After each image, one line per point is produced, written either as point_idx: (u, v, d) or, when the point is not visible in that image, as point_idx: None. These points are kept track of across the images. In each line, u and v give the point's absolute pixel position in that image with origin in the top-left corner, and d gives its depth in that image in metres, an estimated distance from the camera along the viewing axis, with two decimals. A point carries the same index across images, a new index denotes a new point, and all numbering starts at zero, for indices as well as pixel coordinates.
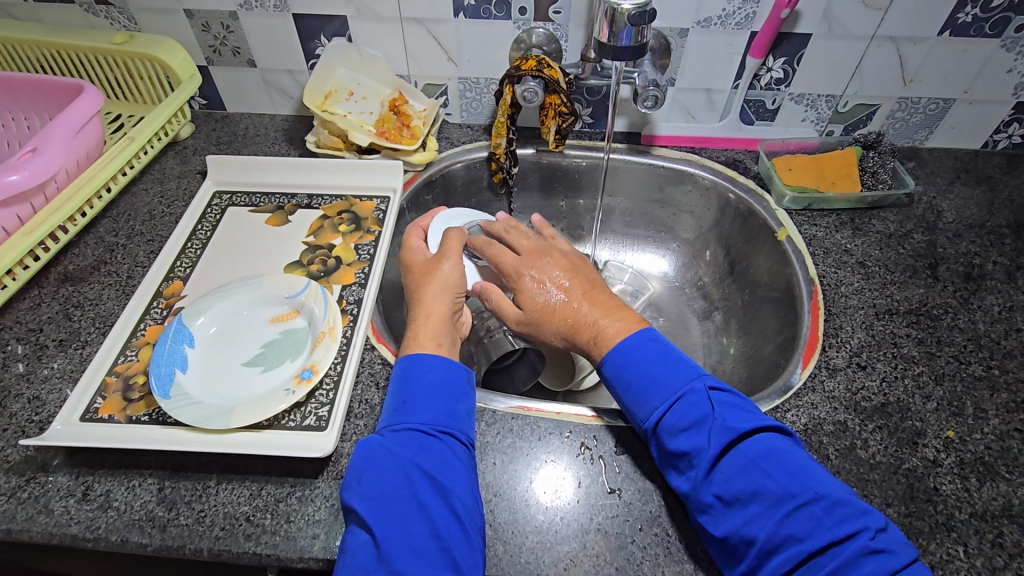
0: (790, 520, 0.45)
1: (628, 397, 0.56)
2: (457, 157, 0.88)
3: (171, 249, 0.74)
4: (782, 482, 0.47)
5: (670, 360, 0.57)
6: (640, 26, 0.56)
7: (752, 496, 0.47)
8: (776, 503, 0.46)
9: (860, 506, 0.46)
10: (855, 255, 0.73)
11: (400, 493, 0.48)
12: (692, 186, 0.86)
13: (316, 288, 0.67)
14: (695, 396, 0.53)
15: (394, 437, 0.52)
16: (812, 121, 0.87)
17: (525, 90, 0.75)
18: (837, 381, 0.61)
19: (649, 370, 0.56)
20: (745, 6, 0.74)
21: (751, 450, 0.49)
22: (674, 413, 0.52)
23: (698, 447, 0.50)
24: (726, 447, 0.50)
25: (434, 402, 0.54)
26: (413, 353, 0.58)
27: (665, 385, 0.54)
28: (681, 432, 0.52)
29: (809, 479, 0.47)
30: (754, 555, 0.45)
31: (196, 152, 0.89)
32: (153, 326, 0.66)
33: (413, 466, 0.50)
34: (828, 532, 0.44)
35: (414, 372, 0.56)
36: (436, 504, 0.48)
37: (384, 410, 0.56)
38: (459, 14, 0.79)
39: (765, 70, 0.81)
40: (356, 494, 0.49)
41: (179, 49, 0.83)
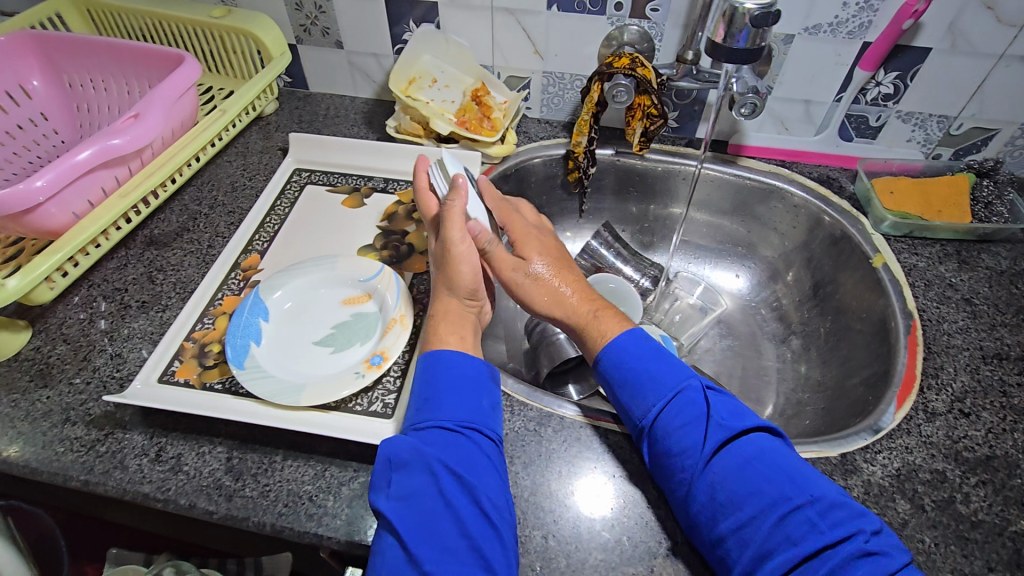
0: (784, 526, 0.44)
1: (622, 391, 0.54)
2: (536, 152, 0.87)
3: (250, 223, 0.75)
4: (778, 485, 0.45)
5: (666, 358, 0.55)
6: (759, 28, 0.52)
7: (747, 499, 0.45)
8: (771, 507, 0.45)
9: (858, 516, 0.44)
10: (960, 291, 0.67)
11: (429, 494, 0.46)
12: (779, 202, 0.82)
13: (389, 275, 0.67)
14: (689, 396, 0.52)
15: (416, 436, 0.50)
16: (919, 142, 0.81)
17: (616, 89, 0.73)
18: (935, 427, 0.56)
19: (644, 366, 0.54)
20: (860, 14, 0.69)
21: (747, 450, 0.48)
22: (668, 411, 0.51)
23: (688, 446, 0.49)
24: (721, 445, 0.48)
25: (458, 399, 0.52)
26: (434, 349, 0.55)
27: (661, 381, 0.53)
28: (677, 430, 0.50)
29: (801, 482, 0.46)
30: (745, 559, 0.44)
31: (279, 129, 0.91)
32: (230, 297, 0.67)
33: (440, 465, 0.47)
34: (822, 539, 0.43)
35: (437, 365, 0.54)
36: (466, 507, 0.46)
37: (406, 408, 0.53)
38: (552, 6, 0.78)
39: (873, 84, 0.76)
40: (380, 491, 0.47)
41: (274, 25, 0.84)
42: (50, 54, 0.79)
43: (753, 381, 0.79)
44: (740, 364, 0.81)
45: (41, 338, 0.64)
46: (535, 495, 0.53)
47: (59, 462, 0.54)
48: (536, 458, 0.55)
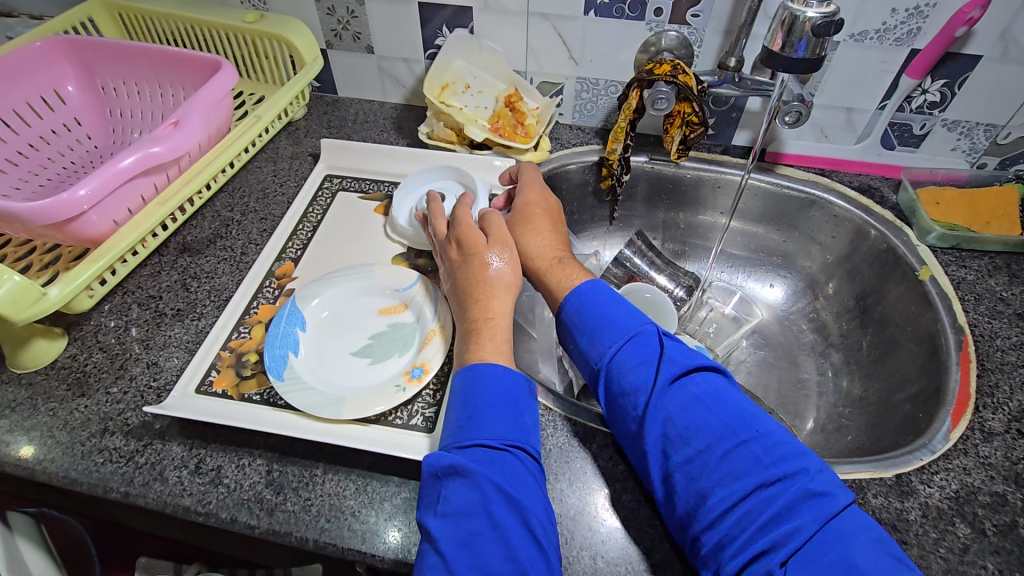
0: (725, 460, 0.45)
1: (580, 337, 0.55)
2: (570, 159, 0.85)
3: (284, 230, 0.75)
4: (722, 419, 0.47)
5: (622, 305, 0.56)
6: (822, 37, 0.50)
7: (695, 434, 0.46)
8: (717, 441, 0.46)
9: (802, 455, 0.45)
10: (1012, 305, 0.66)
11: (476, 512, 0.45)
12: (818, 212, 0.80)
13: (426, 285, 0.66)
14: (642, 340, 0.53)
15: (460, 452, 0.48)
16: (963, 151, 0.79)
17: (656, 95, 0.71)
18: (993, 447, 0.54)
19: (603, 312, 0.55)
20: (909, 20, 0.68)
21: (698, 388, 0.49)
22: (624, 352, 0.52)
23: (638, 385, 0.50)
24: (668, 383, 0.50)
25: (502, 415, 0.51)
26: (472, 363, 0.54)
27: (617, 326, 0.54)
28: (631, 369, 0.51)
29: (745, 422, 0.47)
30: (691, 495, 0.45)
31: (308, 135, 0.90)
32: (266, 305, 0.66)
33: (487, 483, 0.46)
34: (761, 473, 0.44)
35: (479, 378, 0.52)
36: (513, 526, 0.45)
37: (447, 423, 0.52)
38: (590, 11, 0.76)
39: (919, 91, 0.74)
40: (427, 509, 0.47)
41: (306, 30, 0.84)
42: (85, 58, 0.79)
43: (791, 394, 0.78)
44: (777, 377, 0.80)
45: (77, 345, 0.63)
46: (581, 514, 0.51)
47: (98, 473, 0.53)
48: (580, 475, 0.54)
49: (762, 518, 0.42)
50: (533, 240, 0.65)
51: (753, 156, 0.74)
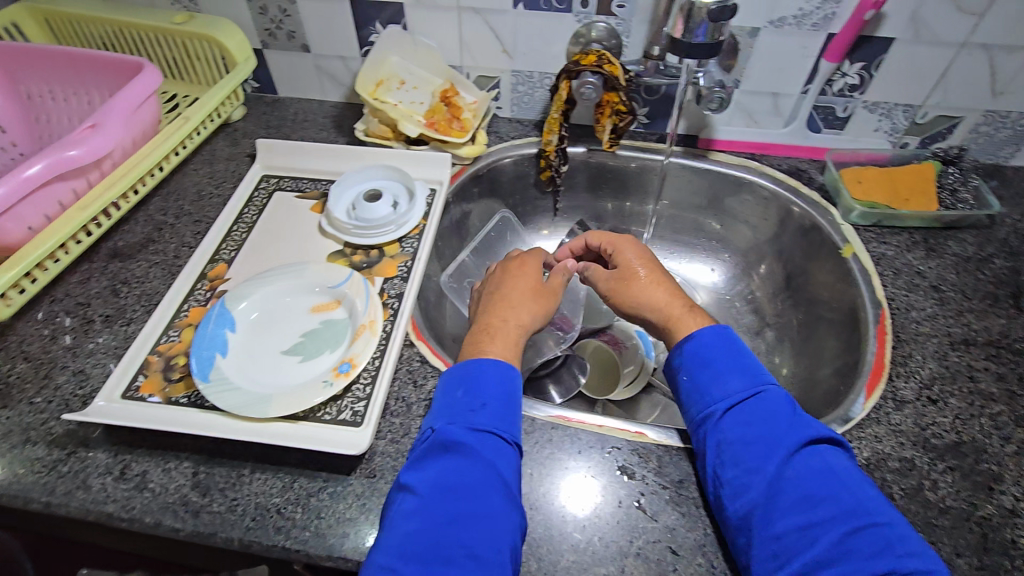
0: (807, 505, 0.45)
1: (703, 378, 0.55)
2: (506, 153, 0.86)
3: (217, 232, 0.74)
4: (857, 495, 0.45)
5: (749, 358, 0.56)
6: (717, 22, 0.52)
7: (819, 501, 0.45)
8: (846, 516, 0.44)
9: (883, 509, 0.45)
10: (927, 278, 0.68)
11: (479, 492, 0.47)
12: (749, 195, 0.82)
13: (358, 280, 0.66)
14: (773, 395, 0.52)
15: (473, 433, 0.50)
16: (886, 132, 0.81)
17: (583, 86, 0.72)
18: (904, 415, 0.57)
19: (721, 359, 0.55)
20: (824, 6, 0.69)
21: (828, 458, 0.48)
22: (751, 403, 0.52)
23: (737, 431, 0.51)
24: (808, 441, 0.49)
25: (510, 412, 0.52)
26: (474, 357, 0.55)
27: (753, 375, 0.54)
28: (757, 421, 0.51)
29: (850, 479, 0.47)
30: (801, 561, 0.43)
31: (246, 136, 0.90)
32: (197, 308, 0.66)
33: (492, 470, 0.48)
34: (847, 522, 0.44)
35: (496, 371, 0.54)
36: (505, 511, 0.46)
37: (452, 398, 0.53)
38: (518, 4, 0.77)
39: (839, 75, 0.76)
40: (418, 473, 0.48)
41: (237, 31, 0.83)
42: (5, 64, 0.77)
43: None
44: None
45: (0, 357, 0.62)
46: None
47: (19, 484, 0.53)
48: None
49: (838, 561, 0.42)
50: (652, 291, 0.63)
51: (670, 138, 0.78)
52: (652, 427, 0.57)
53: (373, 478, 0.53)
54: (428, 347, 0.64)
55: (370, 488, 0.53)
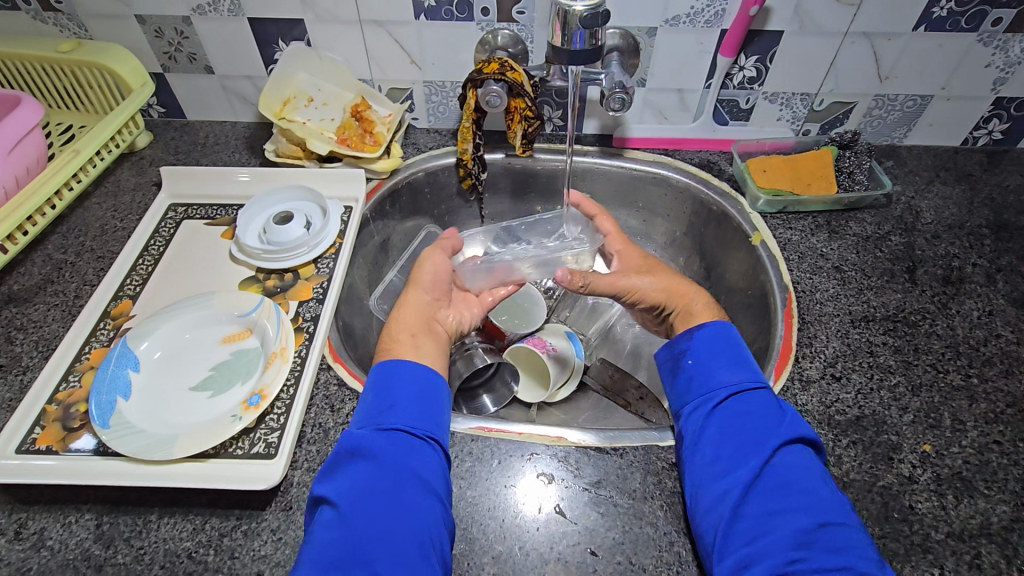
0: (785, 494, 0.47)
1: (706, 366, 0.57)
2: (422, 164, 0.86)
3: (120, 267, 0.71)
4: (832, 497, 0.47)
5: (752, 359, 0.57)
6: (592, 28, 0.58)
7: (797, 493, 0.47)
8: (818, 512, 0.45)
9: (849, 513, 0.47)
10: (830, 260, 0.71)
11: (393, 492, 0.48)
12: (665, 188, 0.84)
13: (269, 305, 0.64)
14: (769, 394, 0.54)
15: (380, 436, 0.51)
16: (788, 120, 0.84)
17: (488, 95, 0.72)
18: (810, 394, 0.59)
19: (731, 353, 0.57)
20: (713, 3, 0.71)
21: (811, 460, 0.50)
22: (749, 395, 0.53)
23: (730, 416, 0.52)
24: (796, 440, 0.50)
25: (421, 411, 0.54)
26: (385, 361, 0.58)
27: (754, 371, 0.56)
28: (753, 411, 0.52)
29: (828, 481, 0.48)
30: (766, 545, 0.44)
31: (153, 163, 0.86)
32: (99, 349, 0.63)
33: (405, 469, 0.49)
34: (818, 516, 0.45)
35: (401, 375, 0.56)
36: (422, 506, 0.47)
37: (363, 406, 0.55)
38: (420, 15, 0.76)
39: (737, 68, 0.78)
40: (332, 484, 0.49)
41: (130, 57, 0.80)
42: None
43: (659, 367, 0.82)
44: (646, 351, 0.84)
45: None
46: None
47: None
48: None
49: (803, 548, 0.43)
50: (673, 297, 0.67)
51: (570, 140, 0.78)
52: (573, 429, 0.58)
53: (289, 510, 0.52)
54: (346, 369, 0.62)
55: (285, 522, 0.51)
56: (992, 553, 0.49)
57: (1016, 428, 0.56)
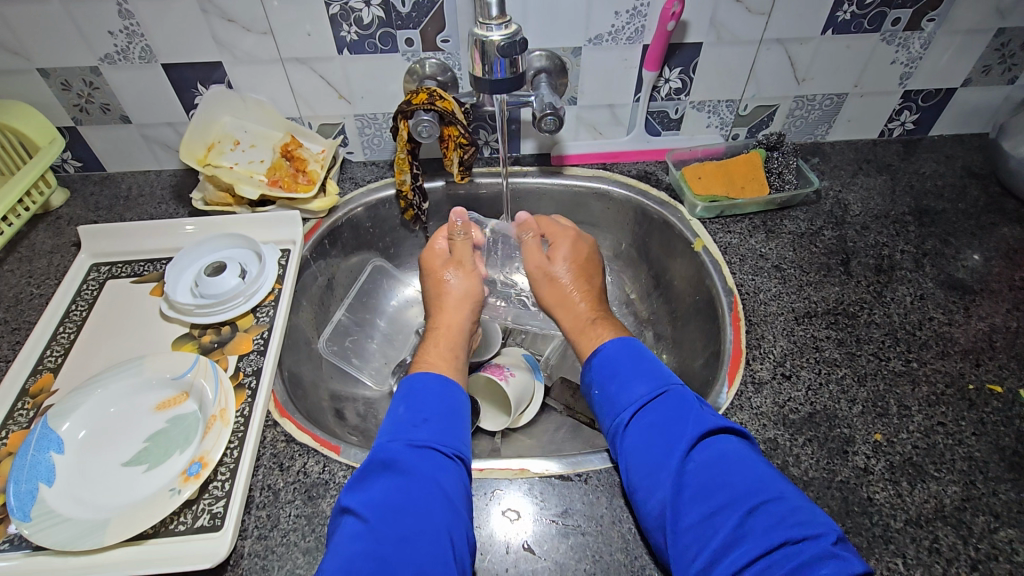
0: (709, 493, 0.46)
1: (608, 391, 0.57)
2: (361, 200, 0.84)
3: (38, 338, 0.66)
4: (748, 478, 0.46)
5: (653, 363, 0.58)
6: (511, 57, 0.59)
7: (718, 489, 0.46)
8: (741, 498, 0.45)
9: (782, 488, 0.46)
10: (770, 259, 0.73)
11: (420, 507, 0.47)
12: (606, 202, 0.85)
13: (206, 363, 0.60)
14: (675, 393, 0.55)
15: (412, 450, 0.51)
16: (717, 126, 0.87)
17: (419, 124, 0.71)
18: (763, 396, 0.59)
19: (624, 371, 0.58)
20: (633, 20, 0.72)
21: (722, 447, 0.49)
22: (648, 408, 0.54)
23: (637, 437, 0.52)
24: (702, 435, 0.50)
25: (448, 428, 0.54)
26: (413, 373, 0.59)
27: (647, 381, 0.56)
28: (654, 425, 0.52)
29: (745, 462, 0.48)
30: (711, 548, 0.43)
31: (71, 222, 0.81)
32: (17, 432, 0.57)
33: (434, 484, 0.48)
34: (743, 504, 0.45)
35: (430, 388, 0.56)
36: (450, 519, 0.46)
37: (392, 419, 0.54)
38: (344, 50, 0.75)
39: (662, 81, 0.80)
40: (360, 496, 0.48)
41: (32, 113, 0.76)
42: None
43: None
44: None
45: None
46: None
47: None
48: None
49: (739, 544, 0.43)
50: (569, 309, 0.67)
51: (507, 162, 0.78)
52: (536, 459, 0.56)
53: None
54: (294, 423, 0.59)
55: None
56: (949, 534, 0.50)
57: (956, 408, 0.58)
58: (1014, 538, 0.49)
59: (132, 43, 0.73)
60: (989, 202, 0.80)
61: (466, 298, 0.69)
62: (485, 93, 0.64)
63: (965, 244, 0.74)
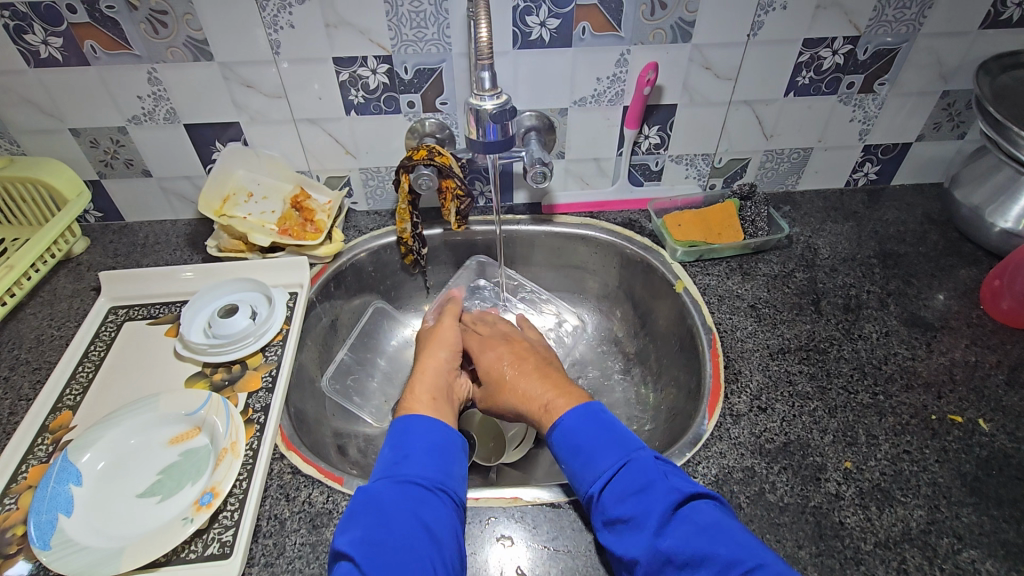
0: (691, 564, 0.47)
1: (574, 465, 0.57)
2: (364, 245, 0.90)
3: (58, 377, 0.70)
4: (727, 548, 0.47)
5: (618, 431, 0.59)
6: (502, 122, 0.67)
7: (701, 560, 0.47)
8: (722, 569, 0.46)
9: (762, 552, 0.47)
10: (745, 299, 0.78)
11: (404, 541, 0.49)
12: (595, 247, 0.91)
13: (217, 400, 0.64)
14: (642, 461, 0.55)
15: (397, 486, 0.54)
16: (694, 177, 0.94)
17: (419, 178, 0.78)
18: (741, 427, 0.63)
19: (586, 445, 0.58)
20: (613, 85, 0.80)
21: (697, 514, 0.50)
22: (617, 480, 0.54)
23: (613, 511, 0.53)
24: (677, 503, 0.51)
25: (435, 462, 0.57)
26: (407, 413, 0.61)
27: (611, 453, 0.56)
28: (627, 498, 0.53)
29: (721, 530, 0.49)
30: None
31: (91, 268, 0.87)
32: (37, 466, 0.60)
33: (415, 517, 0.51)
34: (726, 575, 0.45)
35: (416, 429, 0.59)
36: (432, 551, 0.49)
37: (381, 461, 0.58)
38: (351, 112, 0.82)
39: (642, 137, 0.87)
40: (347, 535, 0.49)
41: (63, 168, 0.83)
42: None
43: None
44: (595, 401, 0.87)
45: None
46: None
47: None
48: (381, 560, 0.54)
49: None
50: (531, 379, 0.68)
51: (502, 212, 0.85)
52: (528, 488, 0.60)
53: None
54: (300, 455, 0.63)
55: None
56: (916, 556, 0.53)
57: (920, 437, 0.62)
58: (976, 558, 0.53)
59: (158, 106, 0.81)
60: (948, 246, 0.86)
61: (441, 347, 0.74)
62: (479, 152, 0.71)
63: (926, 285, 0.80)
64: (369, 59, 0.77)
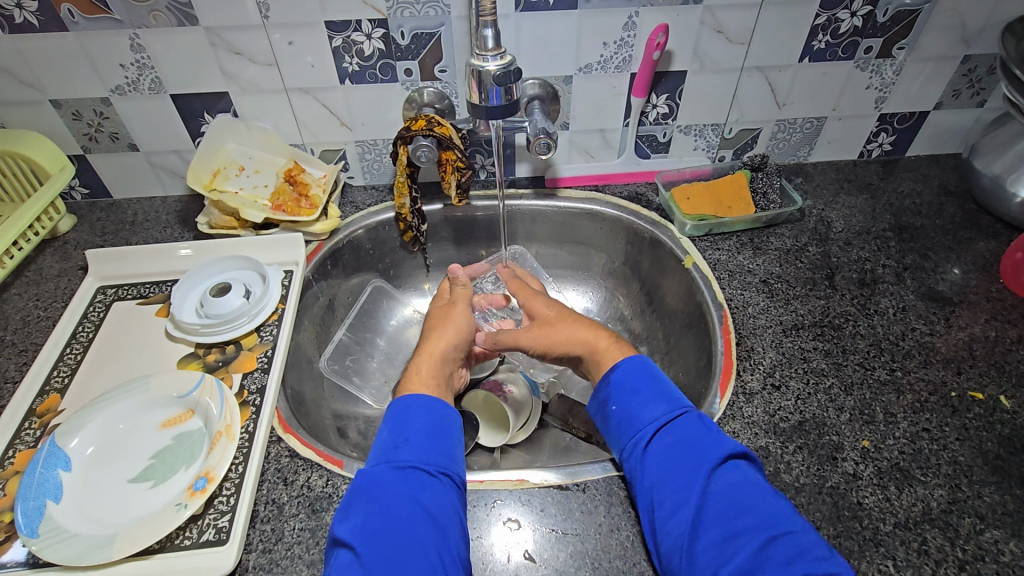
0: (731, 517, 0.46)
1: (625, 410, 0.56)
2: (360, 222, 0.86)
3: (45, 359, 0.67)
4: (770, 506, 0.46)
5: (667, 383, 0.57)
6: (506, 85, 0.63)
7: (744, 512, 0.46)
8: (761, 526, 0.45)
9: (798, 519, 0.46)
10: (757, 275, 0.76)
11: (405, 528, 0.47)
12: (600, 222, 0.88)
13: (210, 381, 0.61)
14: (693, 416, 0.54)
15: (396, 471, 0.51)
16: (703, 149, 0.90)
17: (418, 149, 0.74)
18: (754, 406, 0.61)
19: (640, 394, 0.56)
20: (620, 50, 0.76)
21: (741, 473, 0.49)
22: (670, 427, 0.53)
23: (661, 453, 0.52)
24: (727, 457, 0.50)
25: (434, 446, 0.54)
26: (405, 397, 0.58)
27: (665, 403, 0.55)
28: (676, 445, 0.52)
29: (765, 489, 0.48)
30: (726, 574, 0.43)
31: (78, 247, 0.83)
32: (25, 451, 0.58)
33: (416, 503, 0.49)
34: (764, 531, 0.44)
35: (414, 410, 0.57)
36: (436, 539, 0.47)
37: (378, 444, 0.55)
38: (345, 80, 0.78)
39: (650, 107, 0.84)
40: (347, 524, 0.48)
41: (44, 142, 0.79)
42: None
43: None
44: None
45: None
46: None
47: None
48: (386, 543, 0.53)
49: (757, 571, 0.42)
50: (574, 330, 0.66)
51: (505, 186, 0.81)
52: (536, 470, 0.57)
53: None
54: (297, 438, 0.60)
55: None
56: (937, 537, 0.51)
57: (940, 414, 0.60)
58: (999, 539, 0.51)
59: (142, 75, 0.77)
60: (965, 218, 0.83)
61: (451, 327, 0.70)
62: (482, 119, 0.68)
63: (944, 258, 0.77)
64: (364, 23, 0.73)
